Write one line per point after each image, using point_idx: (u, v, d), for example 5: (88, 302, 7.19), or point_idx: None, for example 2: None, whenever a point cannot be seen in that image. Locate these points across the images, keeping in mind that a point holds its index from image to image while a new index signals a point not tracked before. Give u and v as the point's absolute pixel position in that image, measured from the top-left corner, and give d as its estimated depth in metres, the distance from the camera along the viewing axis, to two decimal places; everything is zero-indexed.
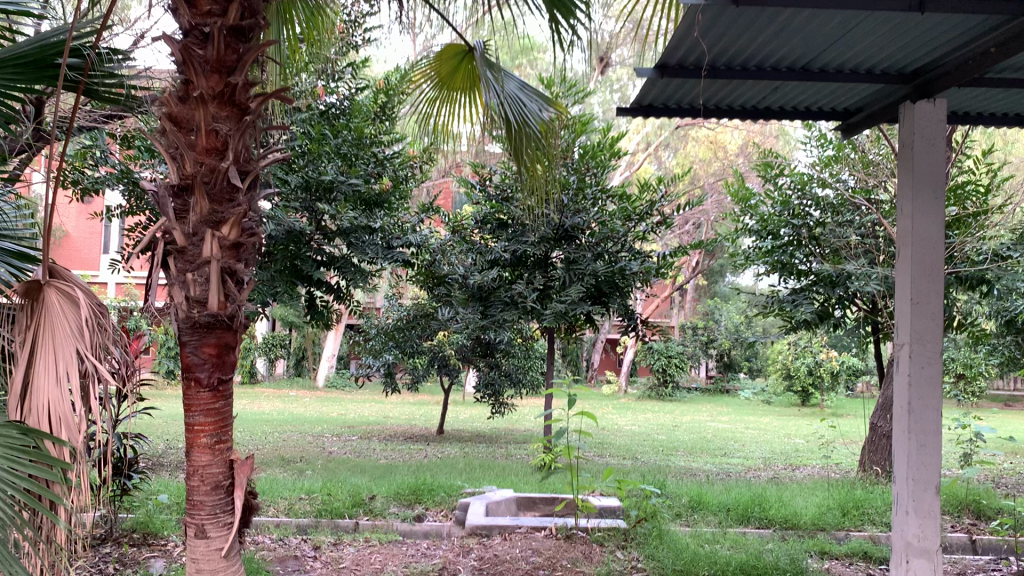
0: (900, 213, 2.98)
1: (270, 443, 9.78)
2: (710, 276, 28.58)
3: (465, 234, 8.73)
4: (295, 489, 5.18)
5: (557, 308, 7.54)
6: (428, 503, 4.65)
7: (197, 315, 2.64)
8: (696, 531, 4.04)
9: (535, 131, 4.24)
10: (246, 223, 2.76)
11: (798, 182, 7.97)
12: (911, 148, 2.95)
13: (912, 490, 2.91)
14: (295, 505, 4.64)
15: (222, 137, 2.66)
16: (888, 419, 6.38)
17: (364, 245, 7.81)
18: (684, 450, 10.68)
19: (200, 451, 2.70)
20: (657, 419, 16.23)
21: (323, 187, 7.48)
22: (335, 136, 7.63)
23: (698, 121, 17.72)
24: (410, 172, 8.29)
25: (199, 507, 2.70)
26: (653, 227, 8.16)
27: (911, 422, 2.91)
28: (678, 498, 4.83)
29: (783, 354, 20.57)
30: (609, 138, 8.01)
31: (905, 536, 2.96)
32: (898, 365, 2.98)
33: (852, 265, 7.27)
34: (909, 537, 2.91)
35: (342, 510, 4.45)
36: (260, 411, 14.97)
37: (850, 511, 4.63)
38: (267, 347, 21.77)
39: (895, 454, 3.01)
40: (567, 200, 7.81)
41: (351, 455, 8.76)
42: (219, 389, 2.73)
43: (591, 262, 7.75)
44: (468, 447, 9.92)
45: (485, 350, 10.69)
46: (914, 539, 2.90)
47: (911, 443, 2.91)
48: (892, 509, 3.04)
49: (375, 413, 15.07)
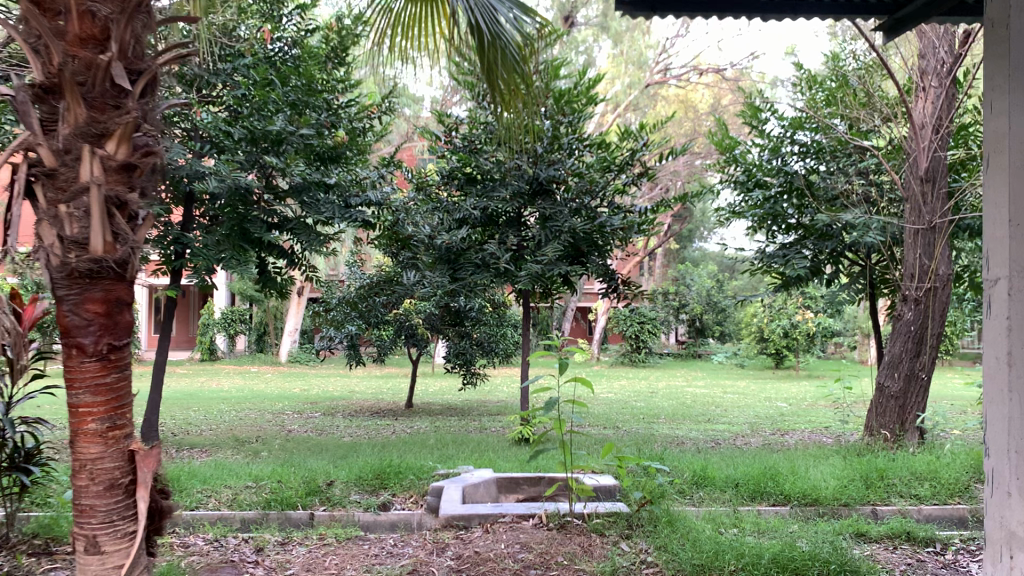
0: (994, 112, 2.26)
1: (224, 423, 9.10)
2: (680, 241, 28.14)
3: (429, 192, 7.88)
4: (240, 475, 4.55)
5: (532, 269, 6.93)
6: (393, 488, 4.03)
7: (75, 262, 1.99)
8: (708, 512, 3.51)
9: (510, 51, 3.68)
10: (139, 138, 2.09)
11: (788, 125, 7.40)
12: (1007, 25, 2.22)
13: (1018, 466, 2.16)
14: (239, 494, 4.00)
15: (100, 21, 2.00)
16: (897, 379, 5.95)
17: (318, 205, 7.16)
18: (666, 417, 10.16)
19: (87, 441, 2.05)
20: (633, 385, 15.79)
21: (270, 138, 6.80)
22: (283, 82, 6.94)
23: (668, 80, 17.14)
24: (367, 125, 7.72)
25: (89, 514, 2.07)
26: (633, 179, 7.56)
27: (1013, 379, 2.17)
28: (680, 473, 4.27)
29: (757, 317, 20.16)
30: (586, 81, 7.37)
31: (1007, 524, 2.23)
32: (991, 307, 2.27)
33: (849, 213, 6.69)
34: (1013, 525, 2.16)
35: (294, 499, 3.83)
36: (218, 389, 14.28)
37: (875, 485, 4.06)
38: (226, 322, 21.17)
39: (987, 420, 2.29)
40: (542, 149, 7.16)
41: (313, 433, 8.10)
42: (109, 358, 2.07)
43: (568, 218, 7.15)
44: (438, 421, 9.31)
45: (455, 319, 10.05)
46: (1018, 528, 2.16)
47: (1014, 406, 2.18)
48: (986, 489, 2.32)
49: (338, 388, 14.41)
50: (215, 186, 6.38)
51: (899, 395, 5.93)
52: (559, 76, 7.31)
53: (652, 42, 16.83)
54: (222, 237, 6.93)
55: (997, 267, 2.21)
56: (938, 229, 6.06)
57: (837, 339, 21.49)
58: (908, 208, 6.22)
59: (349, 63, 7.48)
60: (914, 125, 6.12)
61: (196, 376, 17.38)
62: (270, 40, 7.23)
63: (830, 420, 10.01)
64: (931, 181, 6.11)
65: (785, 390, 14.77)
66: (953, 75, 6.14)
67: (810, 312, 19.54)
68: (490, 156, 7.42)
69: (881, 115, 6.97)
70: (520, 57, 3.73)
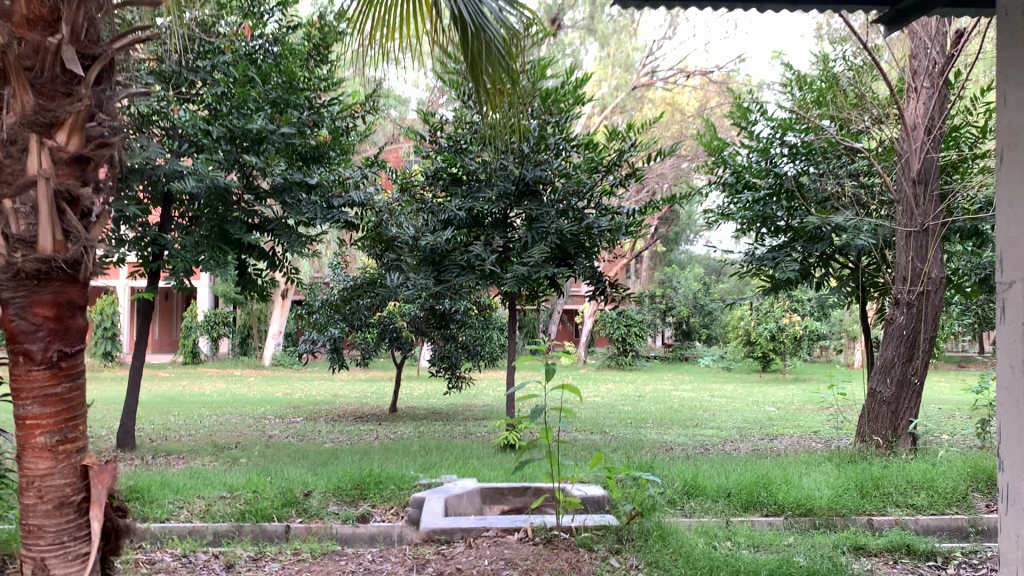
0: (1008, 106, 2.14)
1: (203, 428, 8.90)
2: (666, 243, 28.08)
3: (414, 192, 7.68)
4: (214, 484, 4.38)
5: (519, 272, 6.79)
6: (373, 499, 3.88)
7: (22, 262, 1.95)
8: (699, 524, 3.40)
9: (496, 45, 3.53)
10: (91, 130, 2.08)
11: (779, 126, 7.27)
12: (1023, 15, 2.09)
13: None
14: (212, 506, 3.83)
15: (49, 3, 1.99)
16: (889, 384, 5.84)
17: (299, 206, 7.06)
18: (653, 422, 10.04)
19: (36, 457, 2.03)
20: (620, 389, 15.67)
21: (249, 137, 6.65)
22: (264, 80, 6.80)
23: (655, 83, 17.02)
24: (351, 124, 7.57)
25: (38, 534, 2.04)
26: (621, 180, 7.44)
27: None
28: (670, 482, 4.13)
29: (744, 320, 20.09)
30: (574, 81, 7.24)
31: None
32: (1007, 313, 2.14)
33: (840, 215, 6.58)
34: None
35: (269, 510, 3.67)
36: (200, 393, 14.08)
37: (871, 494, 3.94)
38: (209, 325, 20.92)
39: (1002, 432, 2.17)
40: (528, 149, 7.02)
41: (294, 439, 7.94)
42: (59, 367, 2.04)
43: (555, 220, 7.03)
44: (422, 426, 9.16)
45: (440, 322, 9.90)
46: None
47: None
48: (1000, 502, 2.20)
49: (322, 392, 14.20)
50: (193, 185, 6.22)
51: (891, 400, 5.81)
52: (547, 75, 7.17)
53: (639, 45, 16.73)
54: (200, 238, 6.77)
55: (1014, 269, 2.09)
56: (930, 232, 5.97)
57: (824, 342, 21.47)
58: (900, 210, 6.12)
59: (332, 61, 7.31)
60: (905, 126, 6.02)
61: (178, 379, 17.14)
62: (250, 37, 7.08)
63: (819, 424, 9.92)
64: (923, 182, 6.01)
65: (773, 393, 14.69)
66: (945, 76, 6.05)
67: (797, 315, 19.53)
68: (476, 156, 7.27)
69: (872, 115, 6.87)
70: (507, 53, 3.56)
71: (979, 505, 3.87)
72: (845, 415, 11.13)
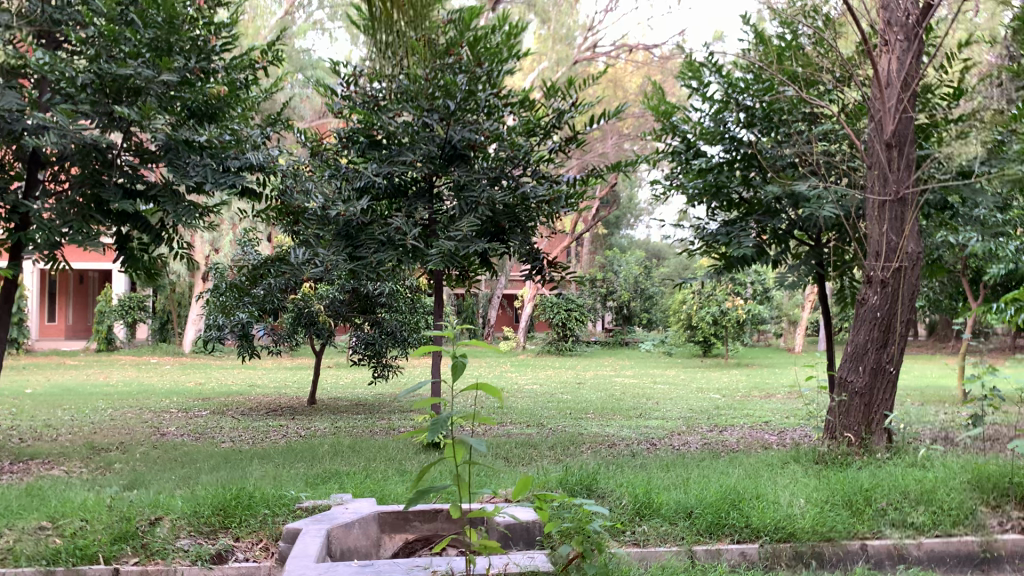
0: None
1: (89, 425, 7.83)
2: (606, 227, 27.63)
3: (326, 156, 6.70)
4: (37, 509, 3.39)
5: (445, 246, 5.93)
6: (236, 529, 3.01)
7: None
8: (661, 566, 2.65)
9: None
10: None
11: (734, 86, 6.55)
12: None
13: None
14: (21, 541, 2.86)
15: None
16: (861, 374, 5.20)
17: (187, 168, 5.92)
18: (595, 412, 9.34)
19: None
20: (559, 376, 14.94)
21: (124, 86, 5.64)
22: (142, 19, 5.83)
23: (597, 59, 16.39)
24: (251, 77, 6.64)
25: None
26: (561, 145, 6.66)
27: None
28: (617, 499, 3.35)
29: (687, 304, 19.31)
30: (507, 28, 6.38)
31: None
32: None
33: (804, 183, 5.87)
34: None
35: (94, 549, 2.75)
36: (103, 383, 12.89)
37: (860, 511, 3.21)
38: (125, 310, 19.59)
39: None
40: (454, 107, 6.17)
41: (189, 438, 6.98)
42: None
43: (486, 188, 6.21)
44: (341, 420, 8.26)
45: (364, 304, 9.11)
46: None
47: None
48: None
49: (239, 381, 13.15)
50: (54, 141, 5.21)
51: (863, 392, 5.17)
52: (476, 23, 6.30)
53: (580, 23, 16.11)
54: (69, 206, 5.76)
55: None
56: (905, 202, 5.32)
57: (764, 327, 21.11)
58: (871, 176, 5.44)
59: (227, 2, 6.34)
60: (879, 81, 5.31)
61: (85, 368, 15.83)
62: None
63: (769, 413, 9.34)
64: (897, 146, 5.35)
65: (717, 379, 14.12)
66: (920, 27, 5.37)
67: (740, 299, 18.69)
68: (396, 115, 6.39)
69: (832, 74, 6.20)
70: None
71: (990, 523, 3.20)
72: (792, 402, 10.63)
